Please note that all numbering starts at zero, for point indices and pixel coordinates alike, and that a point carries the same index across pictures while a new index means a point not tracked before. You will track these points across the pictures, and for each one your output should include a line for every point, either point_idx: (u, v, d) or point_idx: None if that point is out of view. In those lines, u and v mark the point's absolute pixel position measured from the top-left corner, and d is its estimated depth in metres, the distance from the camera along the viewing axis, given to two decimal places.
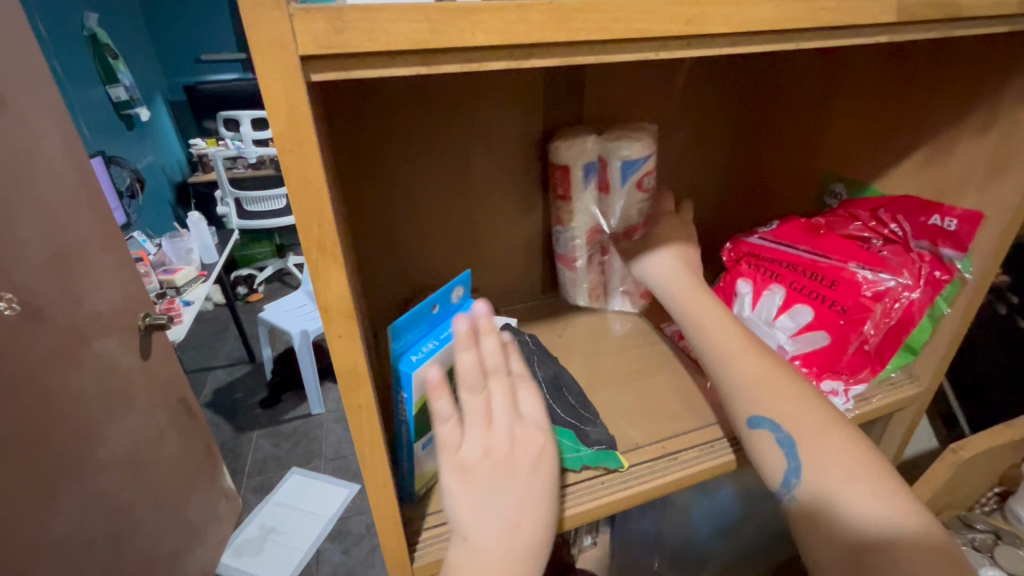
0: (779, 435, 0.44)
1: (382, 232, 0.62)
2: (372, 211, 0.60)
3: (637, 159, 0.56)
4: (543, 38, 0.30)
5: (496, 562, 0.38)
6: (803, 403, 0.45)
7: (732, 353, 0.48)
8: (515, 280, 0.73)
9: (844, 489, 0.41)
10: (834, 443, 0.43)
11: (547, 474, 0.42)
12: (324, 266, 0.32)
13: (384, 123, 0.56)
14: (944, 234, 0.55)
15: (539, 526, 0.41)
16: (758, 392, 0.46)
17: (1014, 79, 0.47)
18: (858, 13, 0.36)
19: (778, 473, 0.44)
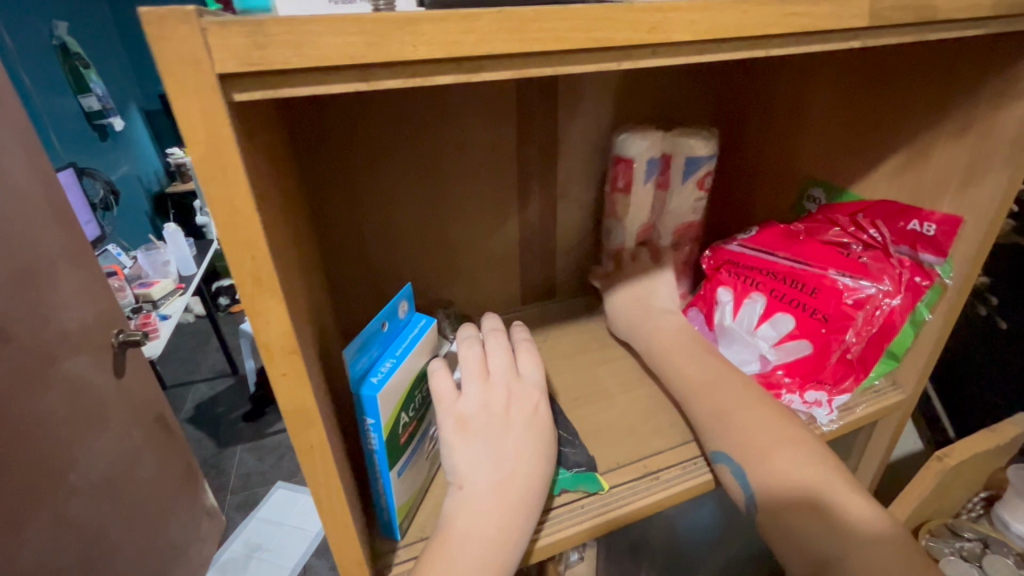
0: (734, 466, 0.44)
1: (354, 253, 0.60)
2: (343, 232, 0.59)
3: (702, 157, 0.56)
4: (537, 37, 0.23)
5: (491, 512, 0.36)
6: (773, 426, 0.44)
7: (692, 387, 0.49)
8: (497, 289, 0.71)
9: (814, 489, 0.40)
10: (786, 456, 0.42)
11: (543, 429, 0.41)
12: (261, 302, 0.24)
13: (346, 144, 0.54)
14: (924, 239, 0.51)
15: (536, 478, 0.39)
16: (723, 430, 0.45)
17: (991, 81, 0.44)
18: (921, 9, 0.31)
19: (737, 496, 0.43)
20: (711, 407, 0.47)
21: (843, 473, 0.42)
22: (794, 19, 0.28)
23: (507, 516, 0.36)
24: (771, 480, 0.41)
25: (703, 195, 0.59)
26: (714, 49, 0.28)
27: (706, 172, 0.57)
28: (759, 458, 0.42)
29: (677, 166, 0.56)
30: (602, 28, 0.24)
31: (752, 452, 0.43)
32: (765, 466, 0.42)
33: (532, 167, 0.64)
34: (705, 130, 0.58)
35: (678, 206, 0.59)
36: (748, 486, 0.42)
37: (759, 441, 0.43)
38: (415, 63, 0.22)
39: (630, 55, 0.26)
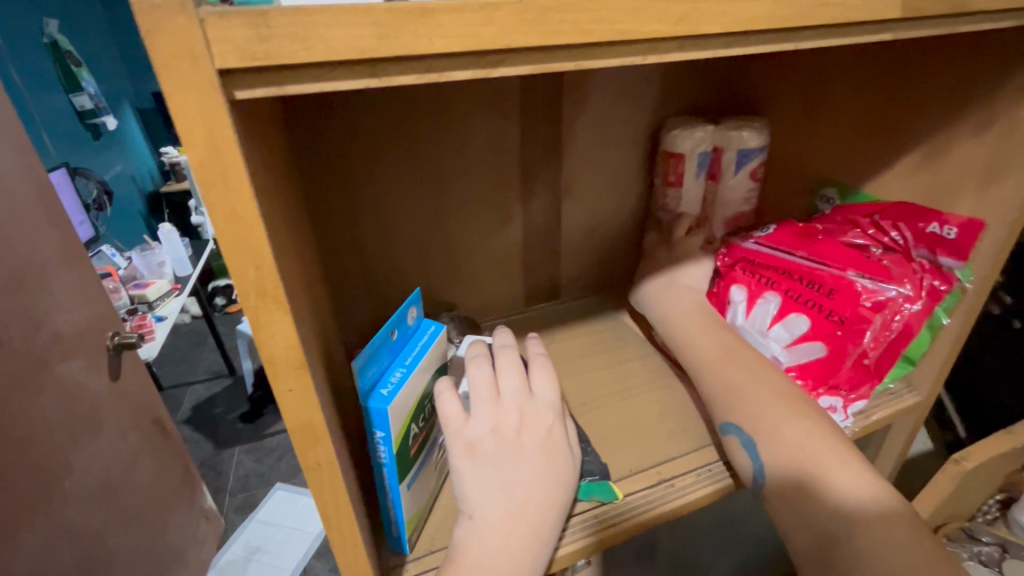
0: (744, 438, 0.43)
1: (356, 256, 0.59)
2: (345, 236, 0.57)
3: (753, 149, 0.58)
4: (560, 30, 0.22)
5: (503, 543, 0.35)
6: (781, 400, 0.43)
7: (704, 357, 0.49)
8: (502, 290, 0.70)
9: (820, 465, 0.39)
10: (797, 429, 0.41)
11: (558, 455, 0.39)
12: (265, 315, 0.23)
13: (346, 146, 0.53)
14: (943, 242, 0.49)
15: (550, 508, 0.37)
16: (730, 401, 0.45)
17: (1014, 74, 0.43)
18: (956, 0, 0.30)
19: (745, 470, 0.43)
20: (721, 382, 0.46)
21: (851, 449, 0.40)
22: (826, 11, 0.27)
23: (520, 550, 0.35)
24: (781, 454, 0.40)
25: (754, 186, 0.61)
26: (742, 42, 0.26)
27: (757, 162, 0.60)
28: (769, 432, 0.42)
29: (728, 159, 0.59)
30: (628, 19, 0.23)
31: (764, 426, 0.42)
32: (775, 442, 0.41)
33: (538, 165, 0.62)
34: (757, 121, 0.60)
35: (730, 198, 0.61)
36: (757, 459, 0.42)
37: (770, 415, 0.42)
38: (429, 57, 0.21)
39: (656, 49, 0.25)
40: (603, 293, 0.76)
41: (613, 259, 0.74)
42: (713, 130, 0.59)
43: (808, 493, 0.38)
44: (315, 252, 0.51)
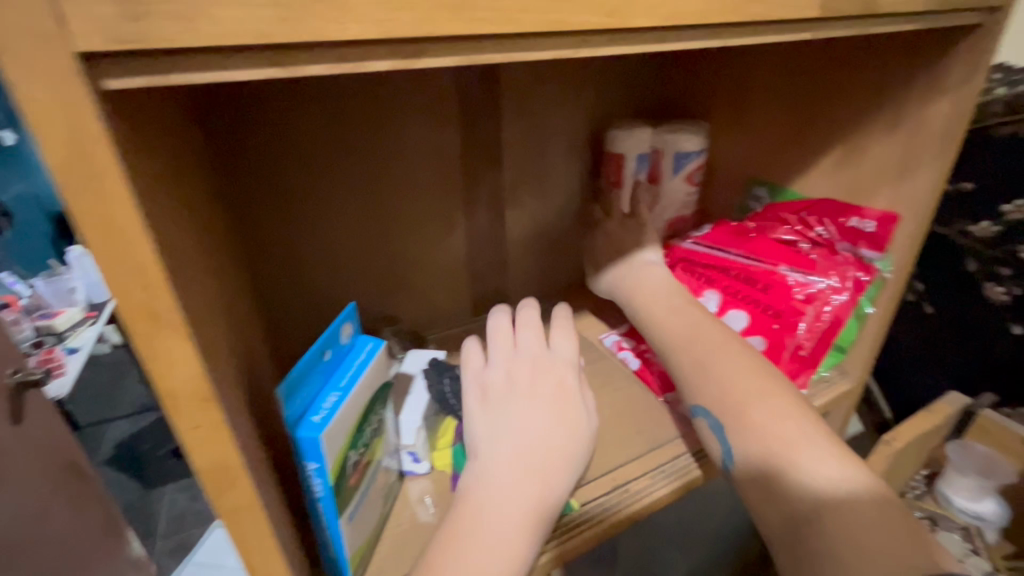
0: (711, 421, 0.41)
1: (292, 274, 0.55)
2: (277, 254, 0.54)
3: (691, 152, 0.60)
4: (487, 18, 0.20)
5: (507, 486, 0.34)
6: (750, 375, 0.42)
7: (671, 338, 0.47)
8: (447, 300, 0.67)
9: (783, 445, 0.37)
10: (765, 410, 0.39)
11: (571, 404, 0.38)
12: (160, 340, 0.20)
13: (273, 157, 0.49)
14: (863, 236, 0.52)
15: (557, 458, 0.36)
16: (699, 381, 0.43)
17: (918, 75, 0.46)
18: (866, 2, 0.31)
19: (716, 453, 0.42)
20: (691, 358, 0.44)
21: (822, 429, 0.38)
22: (752, 8, 0.27)
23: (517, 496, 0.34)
24: (749, 435, 0.39)
25: (693, 190, 0.62)
26: (673, 38, 0.26)
27: (696, 166, 0.61)
28: (737, 411, 0.40)
29: (667, 160, 0.60)
30: (558, 8, 0.22)
31: (731, 404, 0.40)
32: (742, 424, 0.39)
33: (478, 169, 0.61)
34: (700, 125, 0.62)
35: (670, 202, 0.62)
36: (725, 443, 0.40)
37: (739, 394, 0.40)
38: (344, 44, 0.19)
39: (587, 42, 0.24)
40: (551, 298, 0.75)
41: (558, 264, 0.74)
42: (653, 132, 0.60)
43: (770, 479, 0.36)
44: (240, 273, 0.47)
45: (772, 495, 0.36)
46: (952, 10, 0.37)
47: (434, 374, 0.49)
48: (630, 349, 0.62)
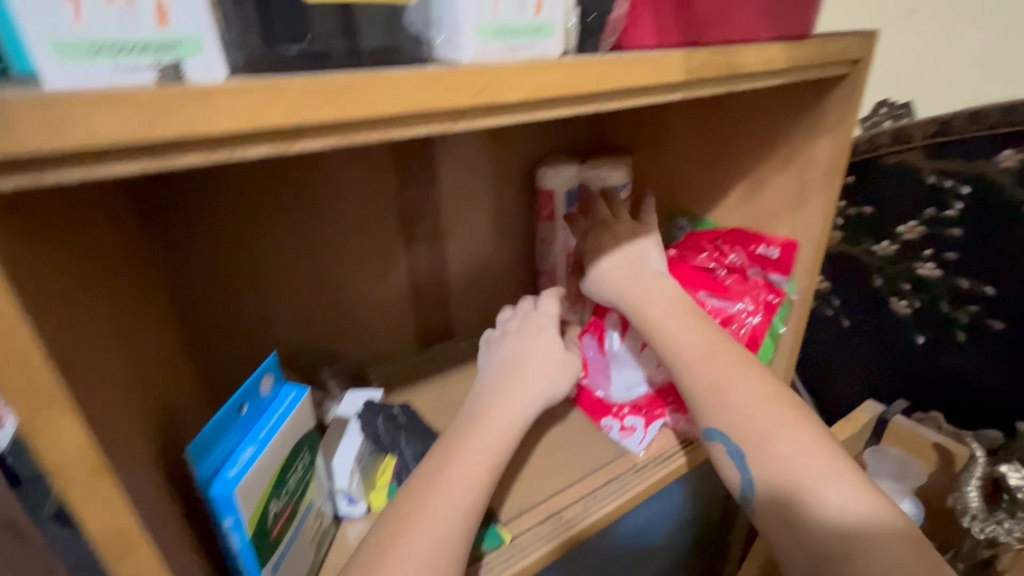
0: (731, 447, 0.44)
1: (235, 330, 0.56)
2: (217, 311, 0.54)
3: (616, 185, 0.63)
4: (354, 105, 0.22)
5: (497, 385, 0.48)
6: (766, 399, 0.45)
7: (683, 356, 0.48)
8: (390, 337, 0.68)
9: (812, 479, 0.40)
10: (792, 441, 0.42)
11: (546, 331, 0.53)
12: (44, 417, 0.21)
13: (208, 219, 0.51)
14: (770, 262, 0.56)
15: (519, 398, 0.47)
16: (714, 399, 0.45)
17: (801, 118, 0.51)
18: (727, 67, 0.35)
19: (736, 481, 0.44)
20: (706, 378, 0.46)
21: (847, 462, 0.41)
22: (617, 77, 0.30)
23: (488, 418, 0.45)
24: (774, 466, 0.42)
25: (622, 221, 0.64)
26: (547, 107, 0.29)
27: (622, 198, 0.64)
28: (762, 442, 0.43)
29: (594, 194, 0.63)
30: (426, 92, 0.24)
31: (755, 431, 0.43)
32: (767, 454, 0.42)
33: (411, 209, 0.63)
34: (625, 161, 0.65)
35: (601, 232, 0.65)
36: (746, 473, 0.43)
37: (762, 423, 0.43)
38: (218, 136, 0.20)
39: (464, 116, 0.26)
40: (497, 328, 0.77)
41: (502, 295, 0.76)
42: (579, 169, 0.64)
43: (795, 503, 0.40)
44: (173, 335, 0.47)
45: (798, 524, 0.40)
46: (813, 65, 0.41)
47: (369, 414, 0.50)
48: None
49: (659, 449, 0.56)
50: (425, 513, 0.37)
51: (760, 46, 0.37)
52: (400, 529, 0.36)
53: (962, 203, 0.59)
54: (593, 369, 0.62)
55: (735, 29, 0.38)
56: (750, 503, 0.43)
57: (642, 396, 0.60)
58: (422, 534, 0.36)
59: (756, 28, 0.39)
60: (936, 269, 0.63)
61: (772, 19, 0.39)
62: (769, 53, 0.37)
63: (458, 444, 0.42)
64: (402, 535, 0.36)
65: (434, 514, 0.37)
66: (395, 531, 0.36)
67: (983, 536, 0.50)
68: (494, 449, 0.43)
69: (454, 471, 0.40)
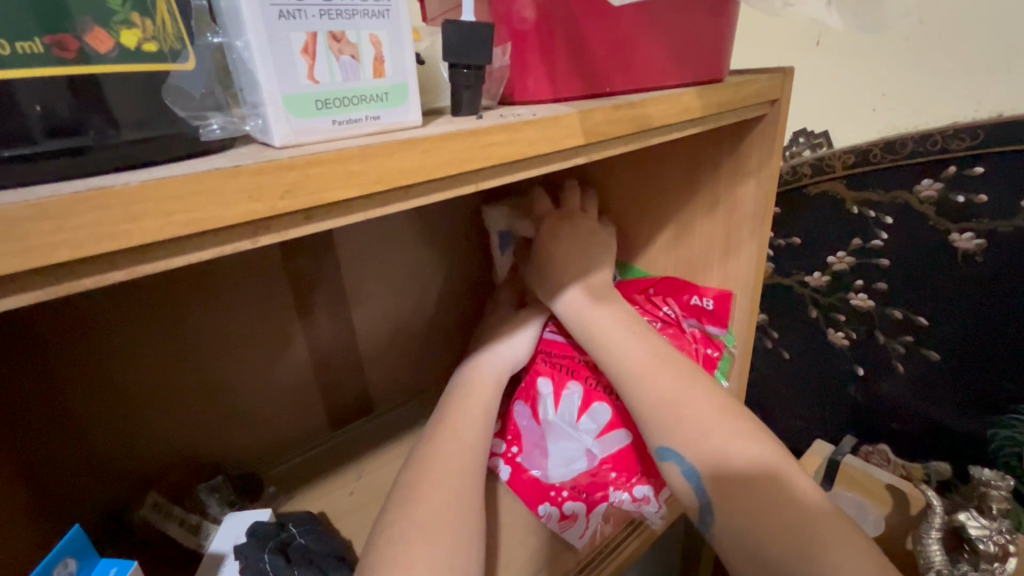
0: (686, 466, 0.37)
1: (112, 462, 0.47)
2: (80, 448, 0.45)
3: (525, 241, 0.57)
4: (59, 242, 0.14)
5: (474, 383, 0.50)
6: (712, 412, 0.38)
7: (629, 366, 0.41)
8: (290, 424, 0.58)
9: (779, 483, 0.35)
10: (749, 450, 0.36)
11: (516, 330, 0.56)
12: None
13: (51, 348, 0.42)
14: (706, 312, 0.51)
15: (494, 380, 0.51)
16: (666, 414, 0.38)
17: (724, 157, 0.47)
18: (635, 122, 0.29)
19: (691, 502, 0.37)
20: (659, 390, 0.39)
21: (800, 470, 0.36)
22: (497, 150, 0.23)
23: (469, 399, 0.48)
24: (732, 481, 0.35)
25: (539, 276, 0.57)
26: (401, 196, 0.22)
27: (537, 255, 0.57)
28: (721, 456, 0.36)
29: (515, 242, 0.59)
30: (195, 205, 0.16)
31: (716, 450, 0.36)
32: (727, 470, 0.36)
33: (306, 276, 0.54)
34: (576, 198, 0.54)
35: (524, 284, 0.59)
36: (701, 487, 0.36)
37: (721, 435, 0.37)
38: None
39: (271, 226, 0.18)
40: (421, 396, 0.68)
41: (423, 358, 0.68)
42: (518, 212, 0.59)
43: (767, 512, 0.34)
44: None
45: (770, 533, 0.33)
46: (737, 110, 0.38)
47: (254, 548, 0.40)
48: (502, 455, 0.54)
49: (602, 537, 0.50)
50: (437, 472, 0.40)
51: (670, 95, 0.32)
52: (417, 489, 0.38)
53: (886, 234, 0.58)
54: (527, 443, 0.55)
55: (640, 73, 0.33)
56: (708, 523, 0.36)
57: (581, 475, 0.52)
58: (439, 487, 0.38)
59: (664, 72, 0.34)
60: (868, 300, 0.61)
61: (682, 59, 0.34)
62: (682, 99, 0.32)
63: (441, 432, 0.44)
64: (422, 493, 0.38)
65: (446, 471, 0.40)
66: (413, 490, 0.38)
67: None
68: (482, 420, 0.47)
69: (450, 442, 0.43)
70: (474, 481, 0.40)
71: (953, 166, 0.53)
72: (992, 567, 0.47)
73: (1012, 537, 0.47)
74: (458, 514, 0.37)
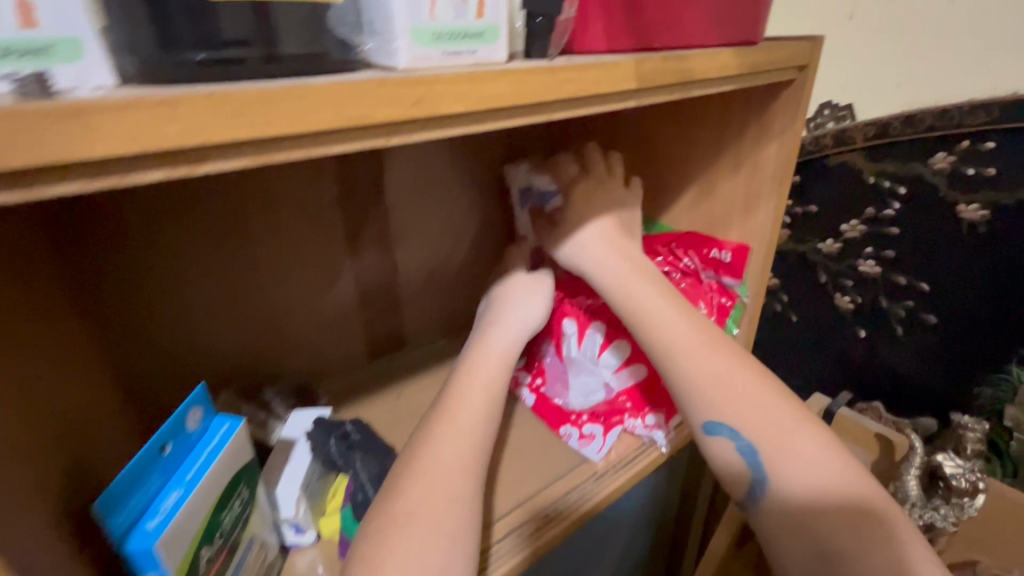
0: (740, 442, 0.41)
1: (160, 355, 0.51)
2: (135, 337, 0.49)
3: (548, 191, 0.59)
4: (271, 123, 0.20)
5: (485, 355, 0.51)
6: (762, 396, 0.42)
7: (678, 344, 0.45)
8: (337, 348, 0.65)
9: (825, 465, 0.39)
10: (800, 436, 0.40)
11: (530, 302, 0.56)
12: None
13: (123, 235, 0.46)
14: (723, 265, 0.56)
15: (500, 354, 0.51)
16: (715, 394, 0.42)
17: (753, 120, 0.51)
18: (680, 73, 0.34)
19: (740, 475, 0.42)
20: (708, 373, 0.43)
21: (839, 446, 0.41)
22: (567, 85, 0.28)
23: (477, 376, 0.48)
24: (781, 459, 0.40)
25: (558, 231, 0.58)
26: (492, 117, 0.27)
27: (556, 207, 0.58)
28: (772, 439, 0.40)
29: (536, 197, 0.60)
30: (356, 105, 0.22)
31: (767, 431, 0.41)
32: (780, 449, 0.40)
33: (359, 211, 0.60)
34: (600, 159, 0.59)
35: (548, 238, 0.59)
36: (753, 464, 0.41)
37: (773, 420, 0.41)
38: (112, 158, 0.18)
39: (400, 130, 0.24)
40: (451, 334, 0.74)
41: (455, 300, 0.74)
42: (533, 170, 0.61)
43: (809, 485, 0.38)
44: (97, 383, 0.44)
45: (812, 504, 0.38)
46: (768, 70, 0.42)
47: (321, 434, 0.47)
48: (528, 385, 0.62)
49: (618, 456, 0.56)
50: (445, 450, 0.41)
51: (711, 52, 0.36)
52: (424, 464, 0.40)
53: (899, 204, 0.62)
54: (551, 376, 0.61)
55: (685, 32, 0.37)
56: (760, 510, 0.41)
57: (599, 404, 0.58)
58: (444, 470, 0.40)
59: (707, 33, 0.38)
60: (876, 266, 0.66)
61: (723, 20, 0.38)
62: (722, 56, 0.37)
63: (448, 407, 0.45)
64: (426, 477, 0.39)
65: (450, 454, 0.41)
66: (424, 461, 0.40)
67: (922, 522, 0.53)
68: (489, 395, 0.47)
69: (455, 424, 0.43)
70: (478, 465, 0.42)
71: (967, 140, 0.57)
72: (962, 501, 0.53)
73: (983, 476, 0.53)
74: (458, 502, 0.38)
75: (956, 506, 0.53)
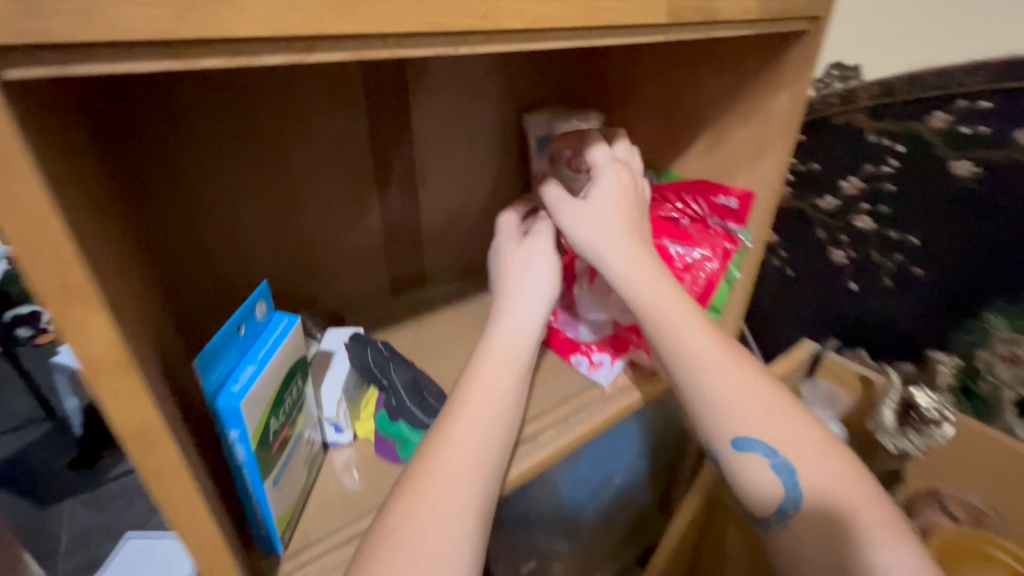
0: (776, 461, 0.39)
1: (195, 261, 0.54)
2: (174, 238, 0.52)
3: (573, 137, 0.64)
4: (369, 21, 0.24)
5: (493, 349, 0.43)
6: (789, 415, 0.41)
7: (706, 357, 0.42)
8: (364, 281, 0.69)
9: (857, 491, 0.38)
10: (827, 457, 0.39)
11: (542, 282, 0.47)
12: (77, 312, 0.21)
13: (169, 138, 0.49)
14: (729, 212, 0.59)
15: (513, 354, 0.44)
16: (742, 411, 0.41)
17: (766, 70, 0.55)
18: (705, 12, 0.37)
19: (769, 495, 0.40)
20: (735, 388, 0.41)
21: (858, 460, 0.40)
22: (608, 14, 0.32)
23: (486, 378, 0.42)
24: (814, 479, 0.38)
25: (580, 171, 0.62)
26: (544, 37, 0.30)
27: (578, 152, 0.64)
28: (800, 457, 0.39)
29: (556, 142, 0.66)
30: (434, 12, 0.25)
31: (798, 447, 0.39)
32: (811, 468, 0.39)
33: (388, 150, 0.63)
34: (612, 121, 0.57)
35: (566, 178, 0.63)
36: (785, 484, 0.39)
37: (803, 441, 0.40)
38: (250, 38, 0.22)
39: (468, 40, 0.28)
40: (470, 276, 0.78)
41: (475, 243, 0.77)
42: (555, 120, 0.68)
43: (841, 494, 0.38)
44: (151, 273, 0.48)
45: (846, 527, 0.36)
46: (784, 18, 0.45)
47: (357, 344, 0.52)
48: None
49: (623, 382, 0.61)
50: (456, 462, 0.37)
51: None
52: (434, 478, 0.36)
53: (896, 161, 0.66)
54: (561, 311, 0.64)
55: None
56: (785, 526, 0.39)
57: (607, 335, 0.62)
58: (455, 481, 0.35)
59: None
60: (871, 222, 0.70)
61: None
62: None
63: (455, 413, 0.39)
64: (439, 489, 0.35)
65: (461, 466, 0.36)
66: (432, 473, 0.36)
67: (894, 449, 0.60)
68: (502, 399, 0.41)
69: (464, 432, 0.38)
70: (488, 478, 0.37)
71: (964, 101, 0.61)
72: (932, 430, 0.58)
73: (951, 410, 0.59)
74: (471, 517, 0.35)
75: (926, 434, 0.59)
